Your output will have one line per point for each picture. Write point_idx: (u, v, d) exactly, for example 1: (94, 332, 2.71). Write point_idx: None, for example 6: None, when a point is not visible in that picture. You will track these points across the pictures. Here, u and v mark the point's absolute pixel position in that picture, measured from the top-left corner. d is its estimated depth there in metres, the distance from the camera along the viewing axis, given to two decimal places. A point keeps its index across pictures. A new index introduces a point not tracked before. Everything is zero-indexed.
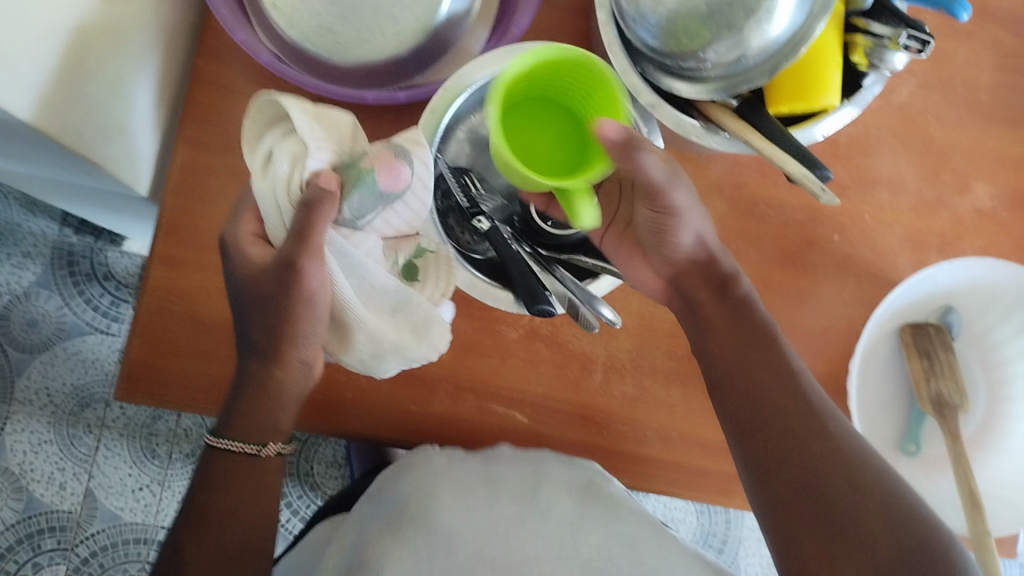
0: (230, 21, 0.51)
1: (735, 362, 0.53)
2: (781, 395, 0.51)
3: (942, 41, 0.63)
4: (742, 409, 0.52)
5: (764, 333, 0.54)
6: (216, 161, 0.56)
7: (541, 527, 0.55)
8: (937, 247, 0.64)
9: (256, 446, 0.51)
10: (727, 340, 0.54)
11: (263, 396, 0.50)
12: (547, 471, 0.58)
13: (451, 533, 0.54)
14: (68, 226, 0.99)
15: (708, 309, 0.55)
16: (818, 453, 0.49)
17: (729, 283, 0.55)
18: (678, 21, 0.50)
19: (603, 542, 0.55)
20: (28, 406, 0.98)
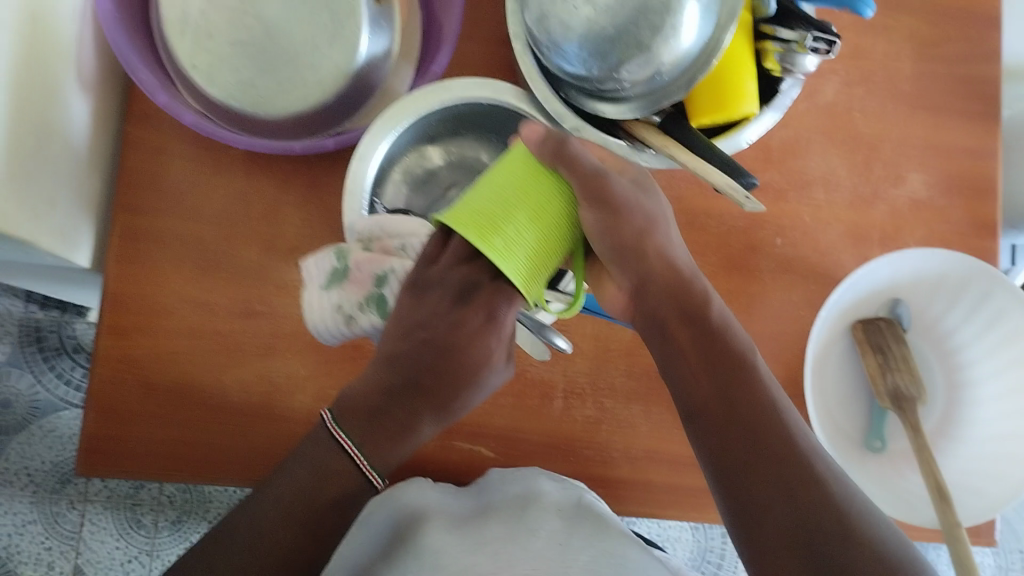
0: (152, 86, 0.53)
1: (715, 396, 0.44)
2: (743, 367, 0.44)
3: (859, 39, 0.65)
4: (722, 428, 0.43)
5: (735, 358, 0.45)
6: (157, 225, 0.56)
7: (529, 547, 0.49)
8: (879, 241, 0.65)
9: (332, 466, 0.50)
10: (703, 370, 0.44)
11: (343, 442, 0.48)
12: (539, 492, 0.54)
13: (437, 552, 0.50)
14: (33, 302, 0.98)
15: (681, 334, 0.46)
16: (768, 423, 0.42)
17: (704, 310, 0.46)
18: (591, 45, 0.50)
19: (595, 561, 0.50)
20: (9, 487, 0.97)
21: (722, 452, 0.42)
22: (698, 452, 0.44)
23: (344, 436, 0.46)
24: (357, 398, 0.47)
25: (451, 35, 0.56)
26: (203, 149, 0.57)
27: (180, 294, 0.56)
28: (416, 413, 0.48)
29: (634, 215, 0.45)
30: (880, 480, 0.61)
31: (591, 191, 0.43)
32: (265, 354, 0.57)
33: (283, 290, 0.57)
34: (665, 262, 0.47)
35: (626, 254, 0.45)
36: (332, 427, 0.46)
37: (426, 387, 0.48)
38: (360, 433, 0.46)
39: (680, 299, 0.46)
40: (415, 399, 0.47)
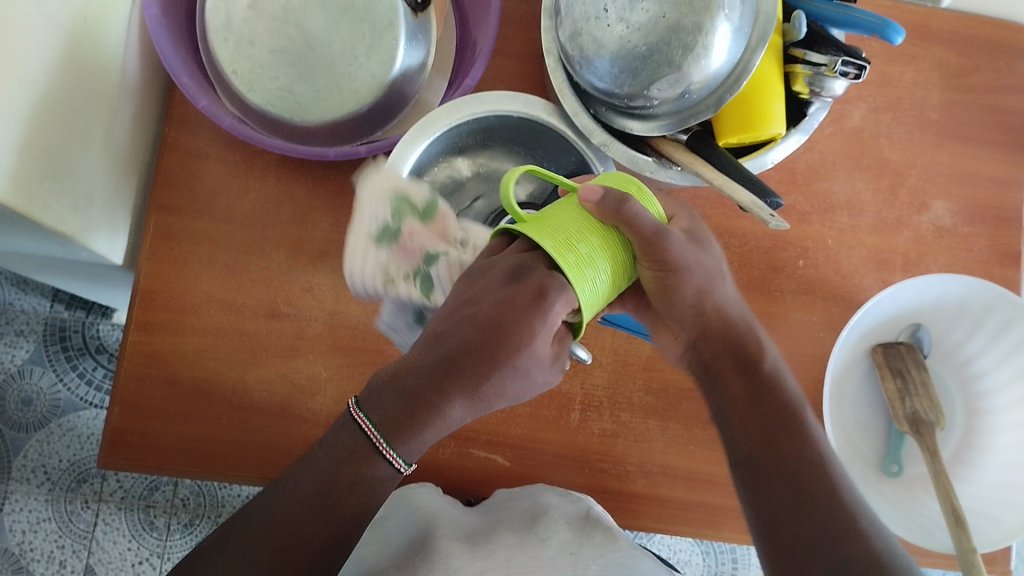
0: (193, 90, 0.54)
1: (766, 444, 0.46)
2: (797, 431, 0.46)
3: (886, 67, 0.66)
4: (767, 485, 0.45)
5: (789, 415, 0.47)
6: (191, 225, 0.58)
7: (543, 553, 0.49)
8: (902, 267, 0.65)
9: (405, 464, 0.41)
10: (756, 421, 0.47)
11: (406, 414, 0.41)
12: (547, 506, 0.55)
13: (447, 557, 0.48)
14: (59, 302, 1.01)
15: (730, 383, 0.49)
16: (821, 489, 0.44)
17: (756, 361, 0.48)
18: (621, 62, 0.51)
19: (606, 572, 0.49)
20: (26, 484, 0.98)
21: (769, 499, 0.45)
22: (743, 504, 0.47)
23: (369, 424, 0.41)
24: (383, 391, 0.42)
25: (485, 49, 0.57)
26: (239, 152, 0.58)
27: (210, 294, 0.57)
28: (445, 389, 0.41)
29: (693, 278, 0.46)
30: (895, 503, 0.61)
31: (657, 258, 0.43)
32: (291, 356, 0.57)
33: (310, 293, 0.58)
34: (716, 302, 0.48)
35: (679, 299, 0.47)
36: (357, 415, 0.42)
37: (460, 365, 0.41)
38: (388, 424, 0.41)
39: (744, 348, 0.49)
40: (452, 377, 0.41)
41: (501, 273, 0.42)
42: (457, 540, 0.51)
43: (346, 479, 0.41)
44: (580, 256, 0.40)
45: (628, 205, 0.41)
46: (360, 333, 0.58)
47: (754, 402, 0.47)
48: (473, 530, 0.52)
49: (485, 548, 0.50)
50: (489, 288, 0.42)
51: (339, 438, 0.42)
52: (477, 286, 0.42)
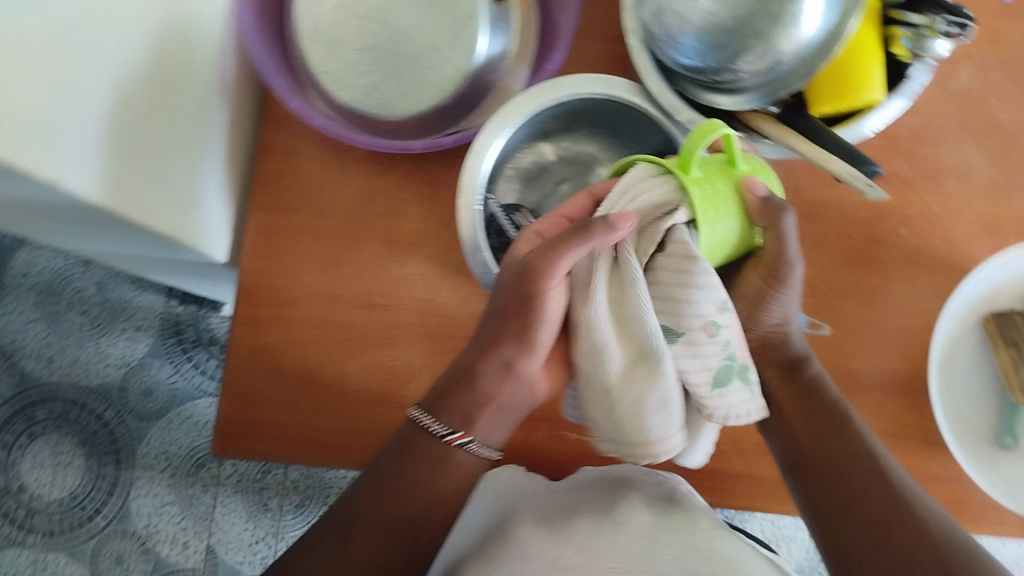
0: (285, 91, 0.56)
1: (813, 447, 0.49)
2: (845, 432, 0.49)
3: (996, 23, 0.62)
4: (819, 485, 0.49)
5: (836, 416, 0.50)
6: (288, 221, 0.60)
7: (618, 539, 0.50)
8: (1017, 232, 0.61)
9: (444, 429, 0.47)
10: (803, 426, 0.50)
11: (458, 385, 0.48)
12: (630, 489, 0.56)
13: (524, 542, 0.51)
14: (174, 297, 1.07)
15: (777, 388, 0.51)
16: (872, 483, 0.47)
17: (802, 365, 0.51)
18: (707, 38, 0.50)
19: (681, 555, 0.49)
20: (150, 470, 1.04)
21: (821, 498, 0.48)
22: (800, 502, 0.50)
23: (421, 415, 0.48)
24: (441, 390, 0.48)
25: (568, 34, 0.57)
26: (330, 149, 0.60)
27: (308, 287, 0.59)
28: (491, 369, 0.47)
29: (780, 309, 0.48)
30: (1010, 480, 0.58)
31: (770, 273, 0.45)
32: (387, 345, 0.59)
33: (402, 283, 0.59)
34: (784, 333, 0.50)
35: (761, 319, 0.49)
36: (417, 418, 0.48)
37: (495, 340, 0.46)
38: (434, 404, 0.48)
39: (794, 365, 0.51)
40: (503, 359, 0.46)
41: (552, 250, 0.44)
42: (537, 525, 0.53)
43: (413, 471, 0.47)
44: (713, 194, 0.41)
45: (781, 217, 0.41)
46: (451, 321, 0.59)
47: (798, 404, 0.51)
48: (552, 514, 0.54)
49: (562, 532, 0.52)
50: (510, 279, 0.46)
51: (405, 437, 0.48)
52: (500, 275, 0.48)
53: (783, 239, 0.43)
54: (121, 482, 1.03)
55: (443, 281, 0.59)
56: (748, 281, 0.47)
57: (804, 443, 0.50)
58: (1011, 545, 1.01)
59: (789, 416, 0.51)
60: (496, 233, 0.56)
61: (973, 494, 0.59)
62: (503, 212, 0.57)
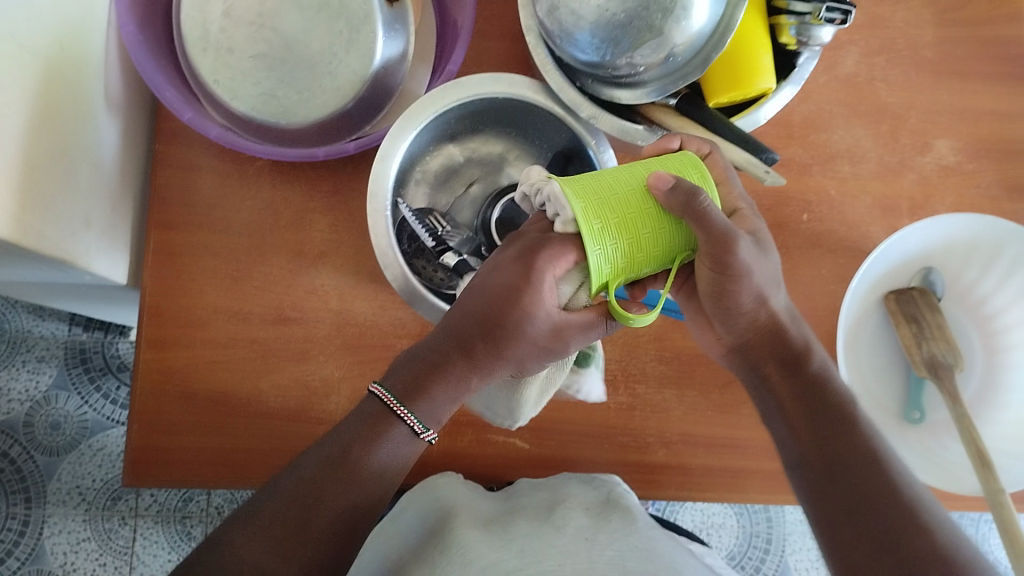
0: (177, 102, 0.54)
1: (819, 449, 0.46)
2: (861, 440, 0.45)
3: (875, 10, 0.64)
4: (824, 478, 0.45)
5: (841, 416, 0.47)
6: (190, 238, 0.58)
7: (558, 542, 0.49)
8: (908, 211, 0.64)
9: (423, 427, 0.43)
10: (807, 424, 0.47)
11: (424, 375, 0.44)
12: (564, 492, 0.56)
13: (465, 547, 0.49)
14: (77, 325, 1.02)
15: (778, 385, 0.48)
16: (876, 476, 0.44)
17: (803, 361, 0.48)
18: (602, 33, 0.50)
19: (620, 556, 0.48)
20: (62, 506, 0.99)
21: (830, 504, 0.44)
22: (809, 512, 0.45)
23: (389, 396, 0.43)
24: (415, 378, 0.44)
25: (467, 28, 0.56)
26: (230, 161, 0.58)
27: (216, 305, 0.57)
28: (447, 371, 0.44)
29: (753, 284, 0.45)
30: (919, 451, 0.60)
31: (720, 260, 0.42)
32: (302, 359, 0.58)
33: (314, 295, 0.58)
34: (778, 324, 0.48)
35: (736, 307, 0.46)
36: (381, 396, 0.43)
37: (476, 342, 0.44)
38: (410, 393, 0.43)
39: (793, 352, 0.48)
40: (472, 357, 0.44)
41: (515, 251, 0.44)
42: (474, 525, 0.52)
43: (354, 463, 0.41)
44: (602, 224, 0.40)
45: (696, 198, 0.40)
46: (367, 331, 0.58)
47: (814, 419, 0.47)
48: (491, 519, 0.53)
49: (501, 536, 0.51)
50: (503, 265, 0.44)
51: (365, 413, 0.43)
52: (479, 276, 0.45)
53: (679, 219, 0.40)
54: (33, 521, 0.98)
55: (356, 291, 0.58)
56: (701, 271, 0.44)
57: (817, 451, 0.46)
58: None
59: (806, 420, 0.47)
60: (406, 238, 0.55)
61: None
62: (414, 216, 0.56)
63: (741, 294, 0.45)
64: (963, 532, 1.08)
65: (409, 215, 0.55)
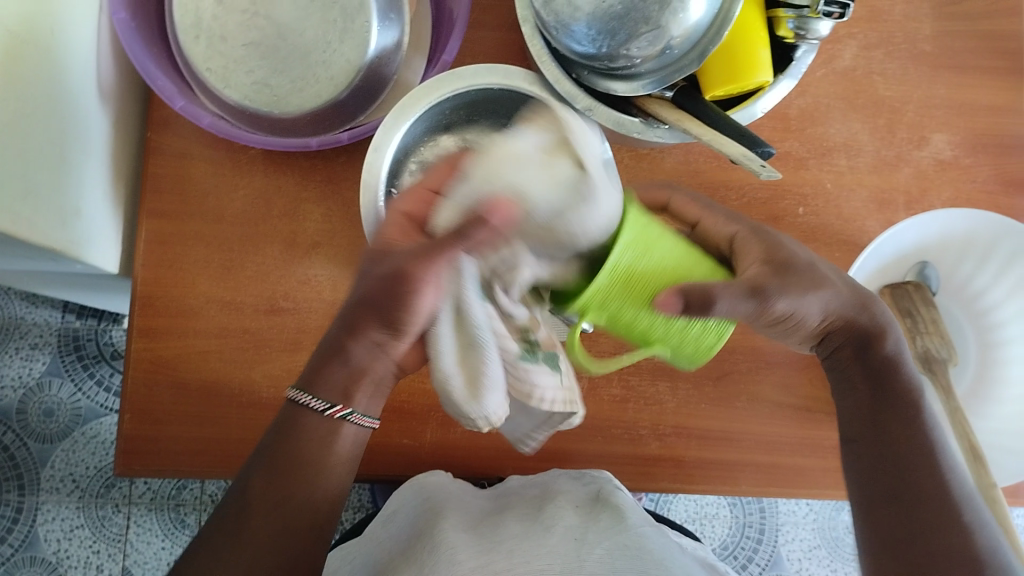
0: (169, 90, 0.53)
1: (878, 440, 0.50)
2: (921, 438, 0.49)
3: (874, 2, 0.64)
4: (876, 467, 0.50)
5: (902, 406, 0.50)
6: (182, 227, 0.57)
7: (545, 541, 0.50)
8: (904, 205, 0.64)
9: (323, 404, 0.45)
10: (869, 407, 0.51)
11: (335, 360, 0.45)
12: (554, 487, 0.57)
13: (453, 548, 0.49)
14: (70, 312, 1.02)
15: (851, 368, 0.51)
16: (927, 475, 0.48)
17: (877, 342, 0.50)
18: (598, 24, 0.49)
19: (609, 555, 0.48)
20: (56, 493, 0.99)
21: (876, 486, 0.50)
22: (854, 493, 0.51)
23: (309, 397, 0.45)
24: (315, 368, 0.46)
25: (462, 19, 0.56)
26: (221, 150, 0.58)
27: (208, 295, 0.57)
28: (355, 336, 0.44)
29: (812, 307, 0.47)
30: None
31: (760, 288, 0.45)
32: (295, 349, 0.57)
33: (307, 285, 0.58)
34: (839, 314, 0.49)
35: (800, 328, 0.49)
36: (297, 397, 0.45)
37: (368, 320, 0.44)
38: (320, 379, 0.45)
39: (867, 334, 0.50)
40: (381, 318, 0.43)
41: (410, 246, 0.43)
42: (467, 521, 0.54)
43: (279, 464, 0.44)
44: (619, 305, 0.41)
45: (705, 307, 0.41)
46: None
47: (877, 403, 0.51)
48: (479, 519, 0.54)
49: (491, 538, 0.51)
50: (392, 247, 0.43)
51: (285, 416, 0.46)
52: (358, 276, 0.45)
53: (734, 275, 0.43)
54: (26, 507, 0.98)
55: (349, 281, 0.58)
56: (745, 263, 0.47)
57: (874, 445, 0.50)
58: None
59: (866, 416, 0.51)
60: None
61: None
62: None
63: (807, 312, 0.47)
64: None
65: None
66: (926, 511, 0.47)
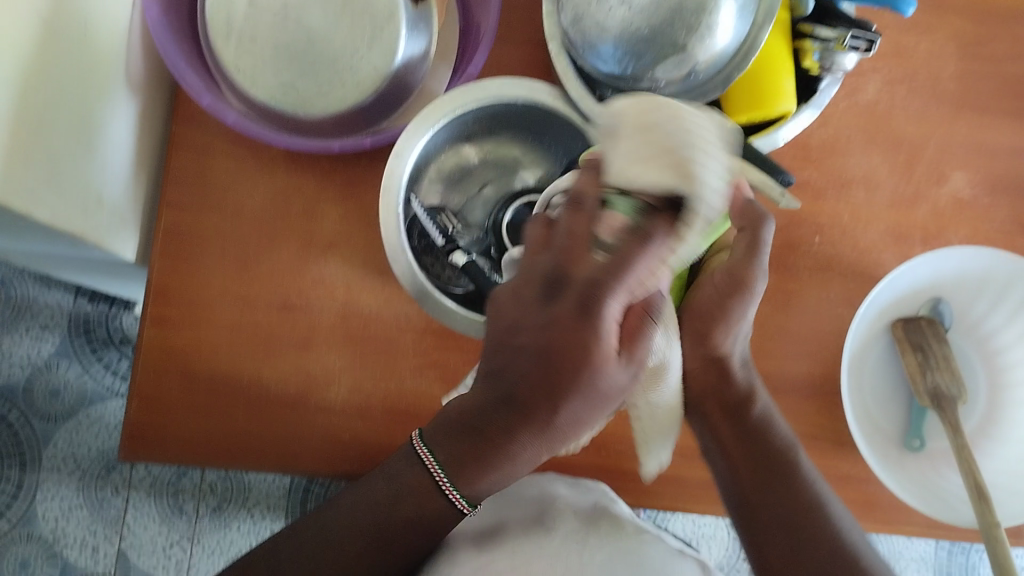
0: (198, 87, 0.54)
1: (755, 491, 0.52)
2: (804, 487, 0.51)
3: (901, 37, 0.64)
4: (767, 516, 0.51)
5: (777, 456, 0.52)
6: (202, 220, 0.58)
7: (545, 544, 0.54)
8: (921, 240, 0.64)
9: (471, 506, 0.44)
10: (747, 468, 0.52)
11: (477, 442, 0.41)
12: (547, 495, 0.59)
13: (454, 549, 0.54)
14: (83, 295, 1.03)
15: (720, 426, 0.54)
16: (817, 525, 0.50)
17: (746, 405, 0.53)
18: (625, 46, 0.50)
19: (611, 559, 0.53)
20: (56, 473, 1.00)
21: (768, 537, 0.50)
22: (743, 541, 0.52)
23: (432, 459, 0.43)
24: (454, 446, 0.42)
25: (488, 36, 0.56)
26: (246, 147, 0.59)
27: (223, 289, 0.58)
28: (517, 435, 0.41)
29: (734, 322, 0.51)
30: (916, 478, 0.60)
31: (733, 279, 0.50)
32: (306, 347, 0.58)
33: (322, 285, 0.58)
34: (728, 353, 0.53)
35: (712, 338, 0.52)
36: (419, 449, 0.44)
37: (531, 401, 0.40)
38: (459, 468, 0.42)
39: (731, 382, 0.53)
40: (527, 417, 0.40)
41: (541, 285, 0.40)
42: (466, 539, 0.55)
43: (401, 501, 0.44)
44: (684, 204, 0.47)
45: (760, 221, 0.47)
46: (372, 324, 0.58)
47: (750, 451, 0.53)
48: (480, 528, 0.57)
49: (491, 542, 0.55)
50: (527, 307, 0.40)
51: (400, 478, 0.44)
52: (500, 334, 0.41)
53: (755, 246, 0.48)
54: (25, 485, 0.99)
55: (364, 283, 0.59)
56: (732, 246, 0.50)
57: (750, 474, 0.52)
58: (917, 539, 1.05)
59: (743, 462, 0.53)
60: (417, 234, 0.56)
61: (879, 493, 0.62)
62: (426, 212, 0.56)
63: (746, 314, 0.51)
64: (953, 560, 1.08)
65: (422, 213, 0.55)
66: (814, 554, 0.49)
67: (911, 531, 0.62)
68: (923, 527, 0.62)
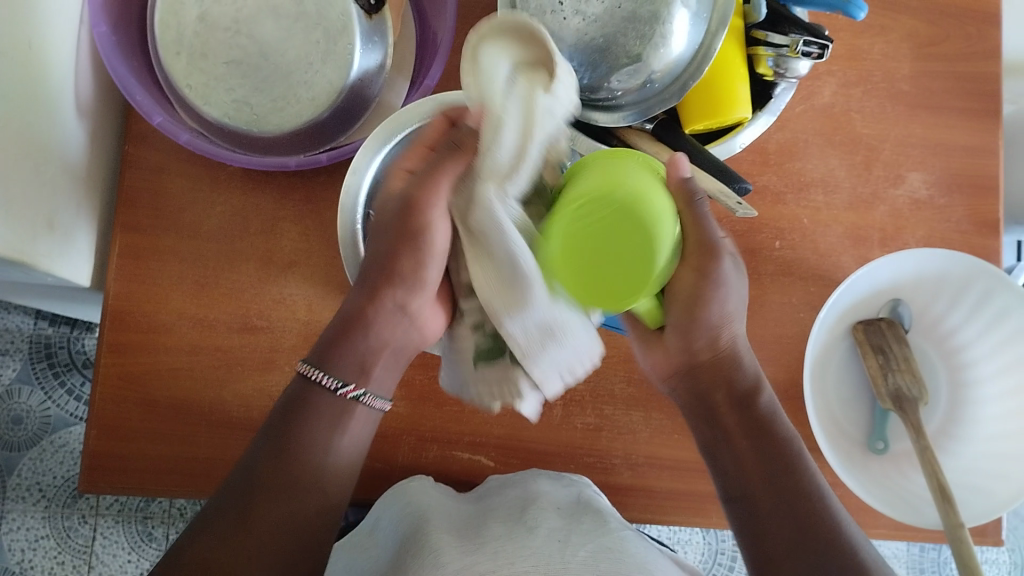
0: (147, 106, 0.53)
1: (762, 484, 0.48)
2: (806, 479, 0.48)
3: (855, 41, 0.65)
4: (767, 512, 0.48)
5: (787, 448, 0.49)
6: (156, 242, 0.57)
7: (528, 543, 0.48)
8: (879, 241, 0.65)
9: (336, 382, 0.46)
10: (757, 464, 0.49)
11: (343, 327, 0.48)
12: (534, 490, 0.55)
13: (437, 550, 0.47)
14: (43, 319, 1.00)
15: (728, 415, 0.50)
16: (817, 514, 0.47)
17: (753, 395, 0.50)
18: (581, 57, 0.50)
19: (592, 557, 0.47)
20: (21, 502, 0.98)
21: (773, 539, 0.47)
22: (741, 539, 0.49)
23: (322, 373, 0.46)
24: (328, 342, 0.48)
25: (444, 48, 0.56)
26: (199, 167, 0.58)
27: (179, 311, 0.57)
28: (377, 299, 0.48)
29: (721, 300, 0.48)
30: (881, 481, 0.61)
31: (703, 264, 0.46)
32: (266, 368, 0.57)
33: (282, 304, 0.57)
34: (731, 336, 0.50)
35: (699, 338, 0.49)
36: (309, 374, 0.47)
37: (393, 273, 0.47)
38: (323, 355, 0.47)
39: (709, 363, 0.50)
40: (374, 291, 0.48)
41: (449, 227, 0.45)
42: (447, 532, 0.50)
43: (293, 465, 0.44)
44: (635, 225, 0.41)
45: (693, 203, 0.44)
46: None
47: (754, 445, 0.49)
48: (461, 522, 0.52)
49: (474, 541, 0.49)
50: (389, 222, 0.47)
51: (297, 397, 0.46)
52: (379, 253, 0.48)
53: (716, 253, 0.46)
54: None
55: (325, 301, 0.58)
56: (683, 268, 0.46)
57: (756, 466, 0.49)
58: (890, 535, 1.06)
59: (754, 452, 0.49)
60: None
61: (848, 497, 0.62)
62: None
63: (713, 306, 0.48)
64: (927, 556, 1.09)
65: None
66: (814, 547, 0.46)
67: (880, 533, 0.62)
68: (892, 528, 0.62)
